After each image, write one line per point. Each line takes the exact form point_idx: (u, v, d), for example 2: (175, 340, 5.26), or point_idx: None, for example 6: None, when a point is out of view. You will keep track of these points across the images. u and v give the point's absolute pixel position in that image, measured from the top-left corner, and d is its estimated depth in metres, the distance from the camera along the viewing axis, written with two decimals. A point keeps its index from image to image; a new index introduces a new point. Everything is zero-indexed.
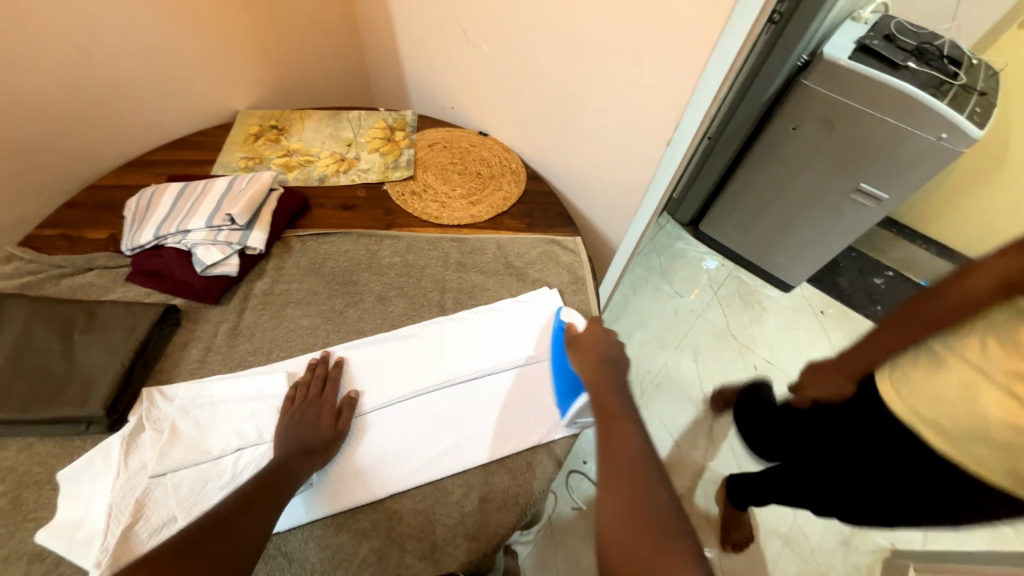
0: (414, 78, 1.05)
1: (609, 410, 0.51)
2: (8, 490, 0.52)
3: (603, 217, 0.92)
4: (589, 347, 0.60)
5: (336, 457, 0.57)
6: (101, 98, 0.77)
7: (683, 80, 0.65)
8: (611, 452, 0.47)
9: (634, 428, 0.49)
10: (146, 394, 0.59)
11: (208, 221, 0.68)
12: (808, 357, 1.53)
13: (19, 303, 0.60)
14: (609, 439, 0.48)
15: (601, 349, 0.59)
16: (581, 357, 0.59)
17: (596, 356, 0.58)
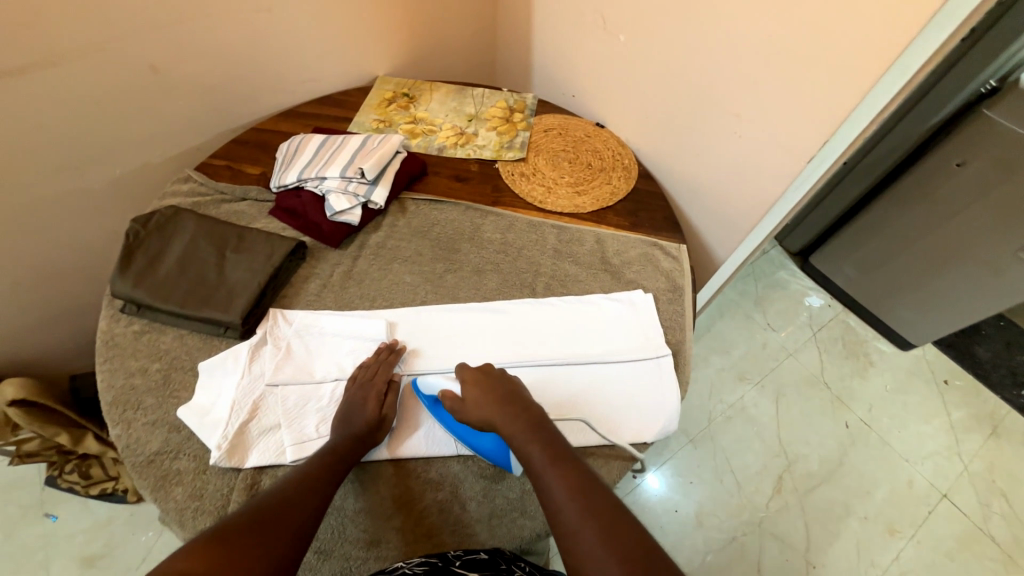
0: (541, 62, 1.06)
1: (548, 487, 0.49)
2: (163, 368, 0.63)
3: (712, 229, 0.87)
4: (492, 401, 0.56)
5: (386, 440, 0.58)
6: (273, 53, 0.88)
7: (843, 95, 0.58)
8: (576, 536, 0.45)
9: (577, 470, 0.50)
10: (272, 313, 0.67)
11: (342, 172, 0.75)
12: (918, 430, 1.33)
13: (190, 217, 0.71)
14: (570, 518, 0.46)
15: (504, 398, 0.57)
16: (491, 416, 0.55)
17: (502, 400, 0.57)
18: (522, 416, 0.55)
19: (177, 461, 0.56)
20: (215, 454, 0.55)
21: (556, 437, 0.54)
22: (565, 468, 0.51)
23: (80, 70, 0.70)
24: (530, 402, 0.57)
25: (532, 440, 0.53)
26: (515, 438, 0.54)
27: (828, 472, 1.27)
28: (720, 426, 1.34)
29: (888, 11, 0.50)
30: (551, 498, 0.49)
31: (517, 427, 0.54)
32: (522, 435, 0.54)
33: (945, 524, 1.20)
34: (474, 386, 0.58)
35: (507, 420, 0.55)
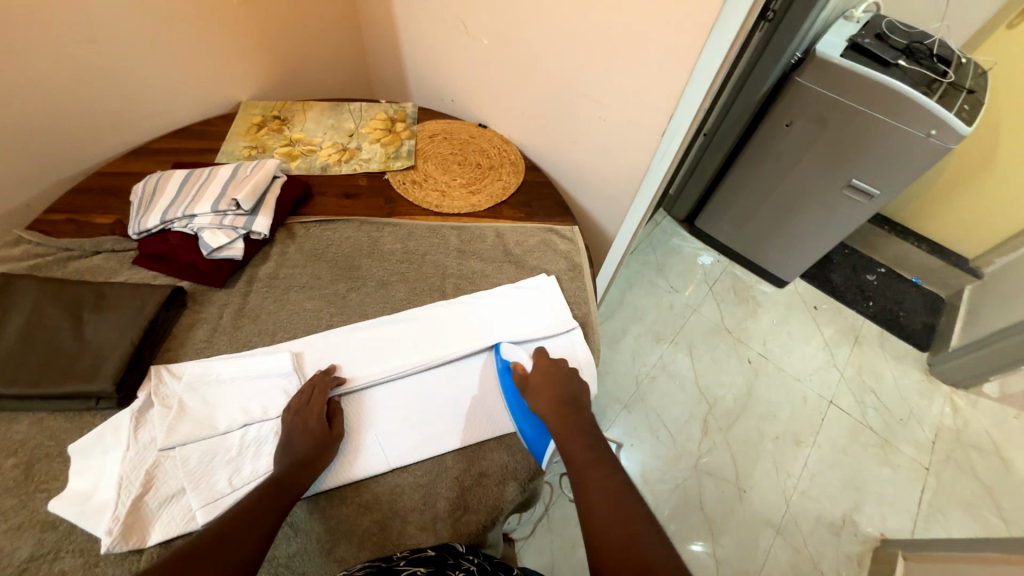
0: (415, 70, 1.07)
1: (588, 481, 0.51)
2: (21, 462, 0.53)
3: (599, 209, 0.95)
4: (549, 396, 0.60)
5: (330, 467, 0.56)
6: (108, 86, 0.78)
7: (676, 76, 0.67)
8: (602, 531, 0.46)
9: (606, 469, 0.52)
10: (154, 371, 0.60)
11: (214, 205, 0.69)
12: (802, 352, 1.56)
13: (29, 283, 0.61)
14: (599, 513, 0.47)
15: (560, 397, 0.60)
16: (546, 409, 0.59)
17: (555, 395, 0.60)
18: (576, 415, 0.58)
19: (58, 562, 0.48)
20: (106, 540, 0.48)
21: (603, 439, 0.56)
22: (602, 467, 0.52)
23: None
24: (583, 404, 0.60)
25: (577, 438, 0.55)
26: (565, 432, 0.56)
27: (742, 405, 1.44)
28: (647, 387, 1.45)
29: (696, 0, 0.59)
30: (586, 493, 0.50)
31: (569, 423, 0.57)
32: (569, 431, 0.56)
33: (836, 425, 1.42)
34: (538, 380, 0.62)
35: (557, 414, 0.58)
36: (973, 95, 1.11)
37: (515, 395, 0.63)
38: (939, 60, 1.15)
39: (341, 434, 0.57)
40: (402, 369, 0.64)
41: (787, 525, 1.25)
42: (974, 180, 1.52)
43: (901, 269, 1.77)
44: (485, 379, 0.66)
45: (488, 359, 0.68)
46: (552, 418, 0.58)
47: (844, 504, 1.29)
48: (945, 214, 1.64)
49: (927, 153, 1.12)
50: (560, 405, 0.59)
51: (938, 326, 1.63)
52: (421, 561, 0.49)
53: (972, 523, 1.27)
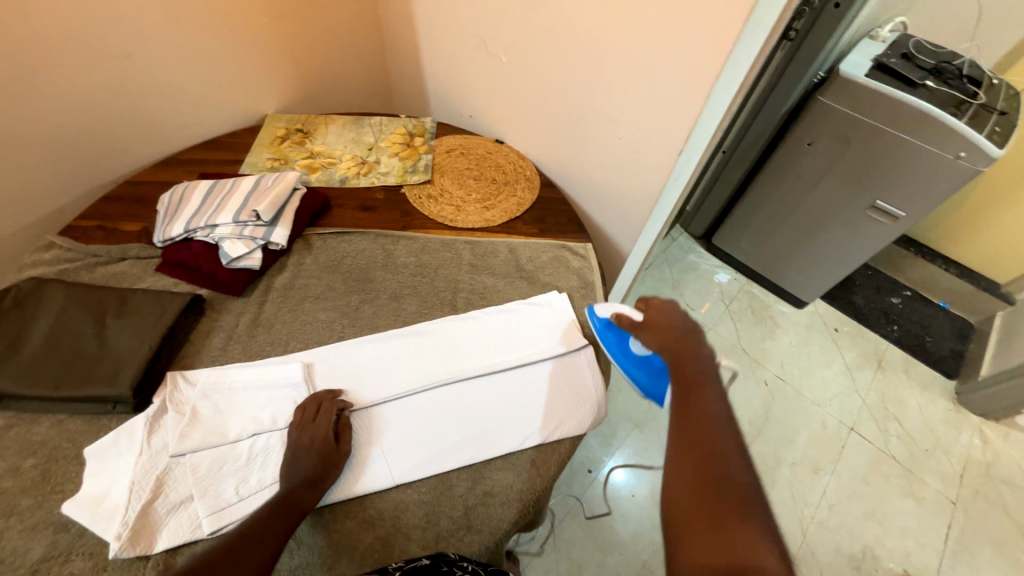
0: (435, 86, 1.09)
1: (690, 395, 0.53)
2: (39, 463, 0.55)
3: (614, 226, 0.94)
4: (667, 328, 0.60)
5: (338, 481, 0.56)
6: (141, 98, 0.82)
7: (693, 96, 0.67)
8: (685, 438, 0.49)
9: (712, 395, 0.53)
10: (171, 377, 0.62)
11: (235, 216, 0.71)
12: (821, 375, 1.51)
13: (58, 287, 0.64)
14: (688, 424, 0.50)
15: (674, 337, 0.60)
16: (661, 339, 0.60)
17: (672, 329, 0.60)
18: (692, 346, 0.58)
19: (69, 564, 0.49)
20: (114, 545, 0.49)
21: (711, 372, 0.56)
22: (703, 392, 0.53)
23: None
24: (701, 342, 0.59)
25: (691, 363, 0.56)
26: (680, 357, 0.57)
27: (757, 428, 1.40)
28: None
29: (715, 23, 0.59)
30: (683, 414, 0.51)
31: (681, 356, 0.58)
32: (683, 357, 0.57)
33: (856, 453, 1.37)
34: (654, 318, 0.62)
35: (675, 343, 0.59)
36: (1005, 116, 1.08)
37: (621, 344, 0.68)
38: (969, 81, 1.12)
39: (347, 453, 0.57)
40: (410, 386, 0.64)
41: (804, 556, 1.20)
42: (1006, 202, 1.47)
43: (928, 293, 1.71)
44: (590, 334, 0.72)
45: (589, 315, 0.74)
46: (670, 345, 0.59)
47: (863, 536, 1.24)
48: (976, 236, 1.58)
49: (957, 175, 1.09)
50: (676, 339, 0.59)
51: (967, 354, 1.57)
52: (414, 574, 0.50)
53: (1004, 564, 1.20)
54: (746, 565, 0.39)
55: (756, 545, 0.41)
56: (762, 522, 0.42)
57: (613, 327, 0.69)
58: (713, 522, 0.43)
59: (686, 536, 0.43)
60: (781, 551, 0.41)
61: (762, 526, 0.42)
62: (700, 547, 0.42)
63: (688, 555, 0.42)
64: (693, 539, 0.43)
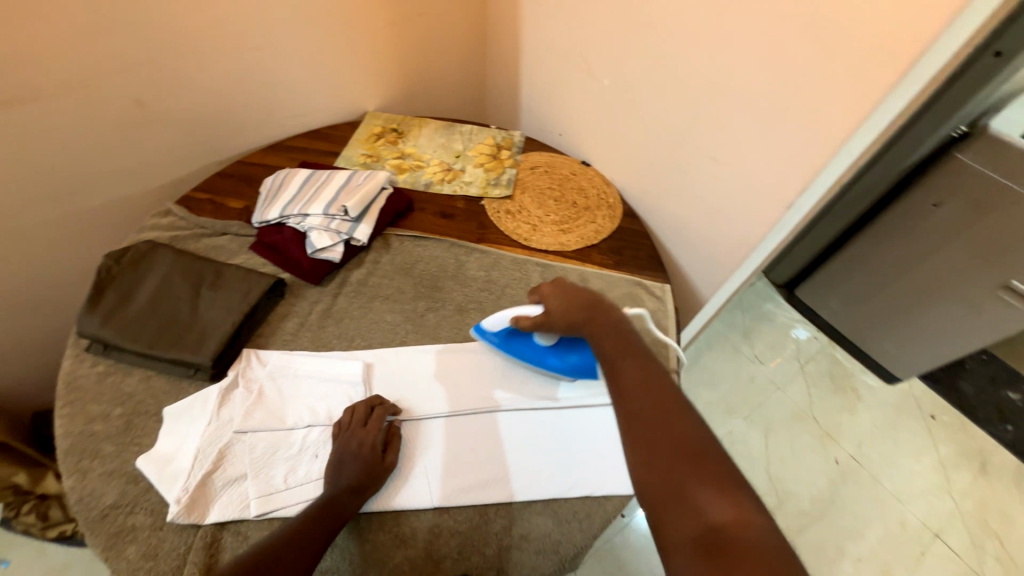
0: (529, 100, 1.09)
1: (620, 368, 0.52)
2: (126, 413, 0.60)
3: (695, 267, 0.88)
4: (573, 304, 0.59)
5: (380, 491, 0.56)
6: (262, 87, 0.89)
7: (817, 145, 0.60)
8: (629, 407, 0.48)
9: (641, 360, 0.52)
10: (246, 354, 0.65)
11: (326, 209, 0.75)
12: (907, 467, 1.31)
13: (167, 253, 0.70)
14: (627, 395, 0.49)
15: (583, 305, 0.59)
16: (574, 318, 0.59)
17: (580, 304, 0.59)
18: (605, 319, 0.57)
19: (132, 516, 0.53)
20: (173, 509, 0.52)
21: (629, 338, 0.55)
22: (627, 361, 0.52)
23: (65, 104, 0.71)
24: (612, 311, 0.58)
25: (612, 338, 0.55)
26: (597, 335, 0.56)
27: (819, 510, 1.24)
28: None
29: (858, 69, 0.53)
30: (618, 392, 0.49)
31: (596, 327, 0.57)
32: (605, 332, 0.56)
33: (940, 567, 1.17)
34: (554, 295, 0.61)
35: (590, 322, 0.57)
36: None
37: (529, 343, 0.64)
38: None
39: (391, 465, 0.57)
40: (462, 408, 0.63)
41: None
42: None
43: None
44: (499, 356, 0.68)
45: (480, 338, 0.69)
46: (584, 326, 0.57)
47: None
48: None
49: None
50: (584, 317, 0.58)
51: None
52: None
53: None
54: (720, 526, 0.37)
55: (724, 501, 0.39)
56: (724, 473, 0.41)
57: (515, 333, 0.65)
58: (678, 489, 0.40)
59: (663, 516, 0.40)
60: (746, 495, 0.39)
61: (722, 480, 0.40)
62: (678, 524, 0.39)
63: (670, 535, 0.39)
64: (668, 515, 0.39)
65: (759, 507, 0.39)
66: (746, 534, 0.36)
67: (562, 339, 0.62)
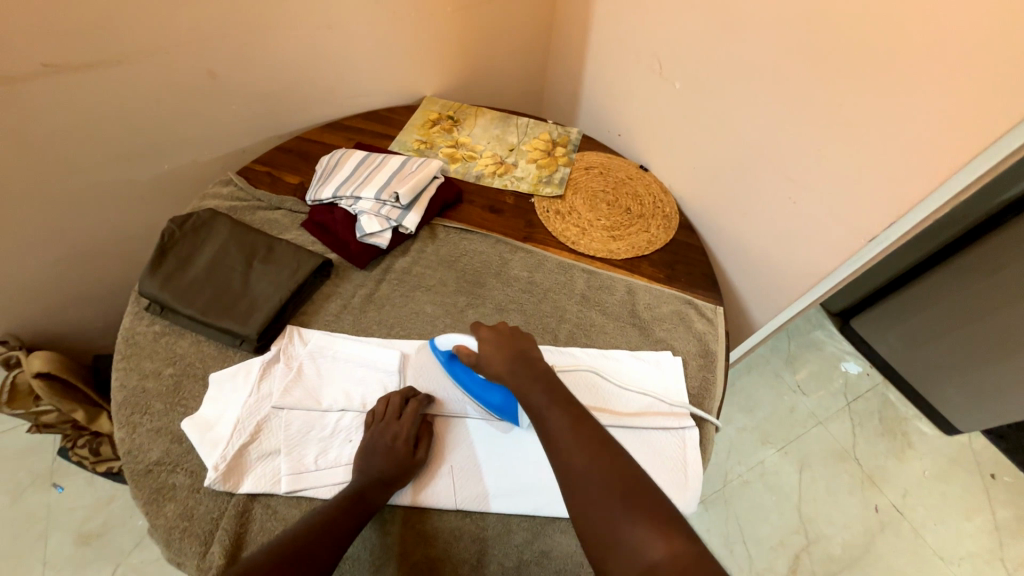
0: (591, 97, 1.05)
1: (547, 423, 0.50)
2: (175, 374, 0.63)
3: (751, 288, 0.84)
4: (502, 353, 0.57)
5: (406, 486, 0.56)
6: (329, 65, 0.90)
7: (920, 173, 0.55)
8: (565, 468, 0.47)
9: (562, 410, 0.51)
10: (289, 330, 0.67)
11: (378, 194, 0.75)
12: (958, 527, 1.20)
13: (225, 223, 0.72)
14: (561, 454, 0.48)
15: (516, 350, 0.57)
16: (501, 370, 0.56)
17: (508, 353, 0.57)
18: (528, 367, 0.55)
19: (173, 476, 0.56)
20: (211, 474, 0.54)
21: (556, 386, 0.54)
22: (553, 412, 0.51)
23: (147, 68, 0.74)
24: (535, 355, 0.57)
25: (534, 385, 0.54)
26: (520, 386, 0.54)
27: (852, 558, 1.15)
28: (736, 489, 1.23)
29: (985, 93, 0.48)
30: (550, 444, 0.50)
31: (522, 375, 0.55)
32: (525, 380, 0.54)
33: None
34: (489, 340, 0.58)
35: (513, 372, 0.55)
36: None
37: (468, 371, 0.61)
38: None
39: (422, 460, 0.57)
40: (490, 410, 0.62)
41: None
42: None
43: None
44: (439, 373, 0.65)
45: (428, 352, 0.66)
46: (509, 377, 0.55)
47: None
48: None
49: None
50: (513, 364, 0.56)
51: None
52: None
53: None
54: (657, 566, 0.40)
55: (659, 538, 0.41)
56: (656, 505, 0.44)
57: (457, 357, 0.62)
58: (616, 535, 0.42)
59: (605, 565, 0.42)
60: (678, 521, 0.43)
61: (655, 514, 0.43)
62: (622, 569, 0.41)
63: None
64: (610, 563, 0.42)
65: (690, 529, 0.43)
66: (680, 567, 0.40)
67: (493, 380, 0.58)
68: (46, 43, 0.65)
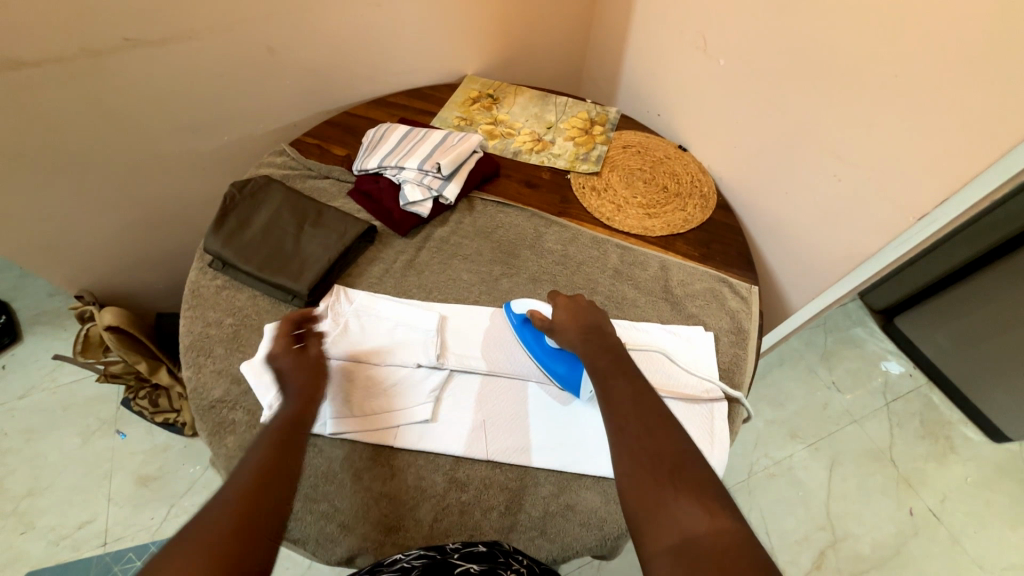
0: (631, 77, 1.04)
1: (609, 390, 0.54)
2: (235, 324, 0.68)
3: (789, 272, 0.83)
4: (577, 324, 0.61)
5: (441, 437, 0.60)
6: (375, 43, 0.93)
7: (977, 150, 0.53)
8: (618, 432, 0.49)
9: (629, 382, 0.54)
10: (336, 290, 0.71)
11: (421, 164, 0.78)
12: (1000, 539, 1.14)
13: (279, 189, 0.77)
14: (616, 418, 0.50)
15: (587, 325, 0.61)
16: (574, 339, 0.60)
17: (581, 325, 0.61)
18: (600, 340, 0.60)
19: (233, 412, 0.61)
20: (266, 412, 0.59)
21: (623, 360, 0.57)
22: (617, 381, 0.54)
23: (211, 45, 0.79)
24: (609, 331, 0.61)
25: (601, 355, 0.58)
26: (590, 353, 0.58)
27: (880, 559, 1.12)
28: (760, 480, 1.21)
29: None
30: (608, 407, 0.52)
31: (592, 347, 0.59)
32: (596, 350, 0.58)
33: None
34: (563, 310, 0.63)
35: (585, 341, 0.59)
36: None
37: (538, 339, 0.65)
38: None
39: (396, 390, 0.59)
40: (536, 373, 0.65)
41: None
42: None
43: None
44: (503, 333, 0.68)
45: (500, 315, 0.71)
46: (580, 346, 0.59)
47: None
48: None
49: None
50: (588, 334, 0.60)
51: None
52: (473, 559, 0.50)
53: None
54: (698, 537, 0.40)
55: (701, 512, 0.41)
56: (702, 482, 0.44)
57: (530, 323, 0.66)
58: (659, 500, 0.43)
59: (643, 529, 0.42)
60: (724, 502, 0.43)
61: (699, 489, 0.43)
62: (658, 534, 0.41)
63: (651, 546, 0.41)
64: (649, 527, 0.42)
65: (734, 511, 0.42)
66: (720, 542, 0.39)
67: (564, 348, 0.62)
68: (122, 18, 0.71)
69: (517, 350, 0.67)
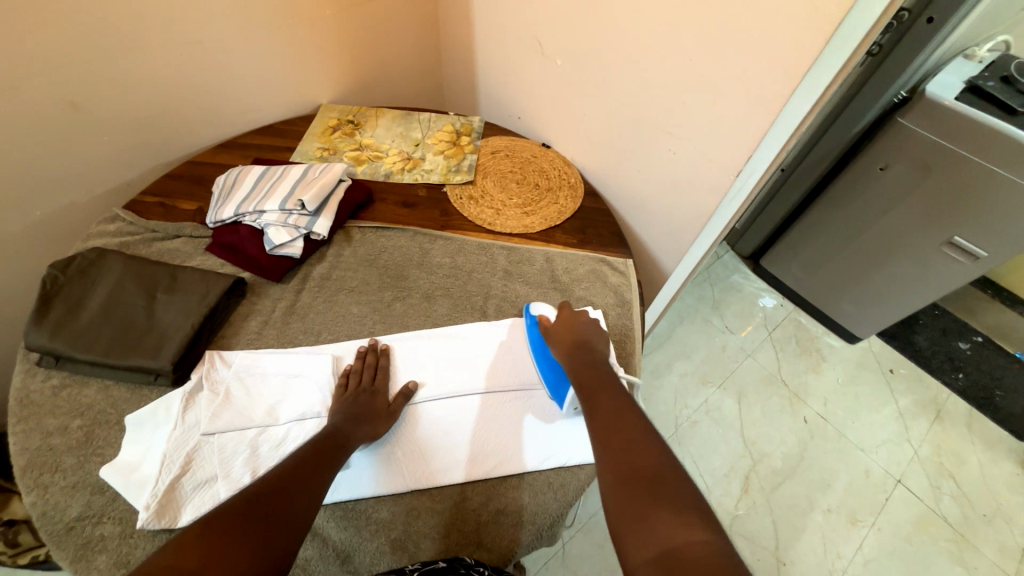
0: (487, 86, 1.08)
1: (597, 403, 0.56)
2: (85, 424, 0.59)
3: (658, 240, 0.92)
4: (565, 341, 0.65)
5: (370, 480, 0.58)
6: (207, 85, 0.86)
7: (759, 117, 0.64)
8: (604, 445, 0.51)
9: (616, 396, 0.57)
10: (208, 356, 0.64)
11: (282, 204, 0.73)
12: (870, 421, 1.38)
13: (116, 259, 0.67)
14: (602, 432, 0.53)
15: (577, 339, 0.65)
16: (562, 354, 0.63)
17: (570, 341, 0.64)
18: (586, 356, 0.63)
19: (100, 526, 0.53)
20: (141, 515, 0.52)
21: (607, 375, 0.60)
22: (606, 395, 0.57)
23: None
24: (594, 347, 0.64)
25: (587, 370, 0.61)
26: (576, 367, 0.61)
27: (792, 467, 1.29)
28: (686, 430, 1.33)
29: (788, 43, 0.56)
30: (594, 421, 0.55)
31: (579, 362, 0.62)
32: (581, 363, 0.62)
33: (902, 508, 1.24)
34: (560, 324, 0.67)
35: (570, 356, 0.63)
36: None
37: (544, 346, 0.68)
38: None
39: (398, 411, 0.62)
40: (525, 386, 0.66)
41: None
42: None
43: (1003, 341, 1.56)
44: (514, 343, 0.70)
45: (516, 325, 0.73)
46: (567, 361, 0.62)
47: None
48: None
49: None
50: (577, 346, 0.64)
51: None
52: None
53: None
54: (675, 546, 0.40)
55: (680, 523, 0.42)
56: (677, 494, 0.44)
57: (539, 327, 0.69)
58: (639, 513, 0.44)
59: (625, 542, 0.43)
60: (703, 514, 0.43)
61: (678, 503, 0.44)
62: (637, 546, 0.42)
63: (633, 557, 0.42)
64: (630, 539, 0.43)
65: (713, 523, 0.42)
66: (694, 551, 0.39)
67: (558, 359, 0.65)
68: None
69: (524, 359, 0.69)
